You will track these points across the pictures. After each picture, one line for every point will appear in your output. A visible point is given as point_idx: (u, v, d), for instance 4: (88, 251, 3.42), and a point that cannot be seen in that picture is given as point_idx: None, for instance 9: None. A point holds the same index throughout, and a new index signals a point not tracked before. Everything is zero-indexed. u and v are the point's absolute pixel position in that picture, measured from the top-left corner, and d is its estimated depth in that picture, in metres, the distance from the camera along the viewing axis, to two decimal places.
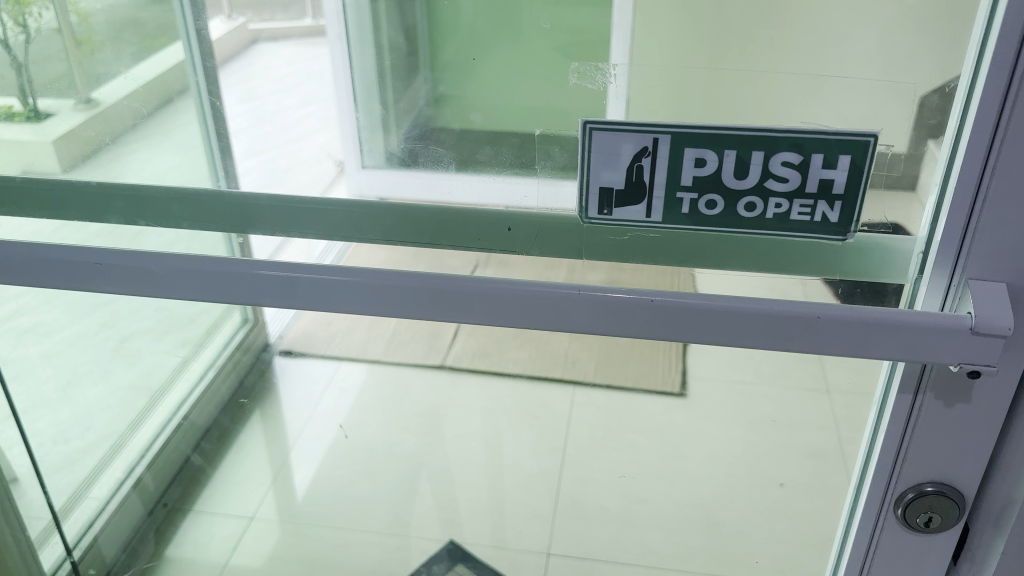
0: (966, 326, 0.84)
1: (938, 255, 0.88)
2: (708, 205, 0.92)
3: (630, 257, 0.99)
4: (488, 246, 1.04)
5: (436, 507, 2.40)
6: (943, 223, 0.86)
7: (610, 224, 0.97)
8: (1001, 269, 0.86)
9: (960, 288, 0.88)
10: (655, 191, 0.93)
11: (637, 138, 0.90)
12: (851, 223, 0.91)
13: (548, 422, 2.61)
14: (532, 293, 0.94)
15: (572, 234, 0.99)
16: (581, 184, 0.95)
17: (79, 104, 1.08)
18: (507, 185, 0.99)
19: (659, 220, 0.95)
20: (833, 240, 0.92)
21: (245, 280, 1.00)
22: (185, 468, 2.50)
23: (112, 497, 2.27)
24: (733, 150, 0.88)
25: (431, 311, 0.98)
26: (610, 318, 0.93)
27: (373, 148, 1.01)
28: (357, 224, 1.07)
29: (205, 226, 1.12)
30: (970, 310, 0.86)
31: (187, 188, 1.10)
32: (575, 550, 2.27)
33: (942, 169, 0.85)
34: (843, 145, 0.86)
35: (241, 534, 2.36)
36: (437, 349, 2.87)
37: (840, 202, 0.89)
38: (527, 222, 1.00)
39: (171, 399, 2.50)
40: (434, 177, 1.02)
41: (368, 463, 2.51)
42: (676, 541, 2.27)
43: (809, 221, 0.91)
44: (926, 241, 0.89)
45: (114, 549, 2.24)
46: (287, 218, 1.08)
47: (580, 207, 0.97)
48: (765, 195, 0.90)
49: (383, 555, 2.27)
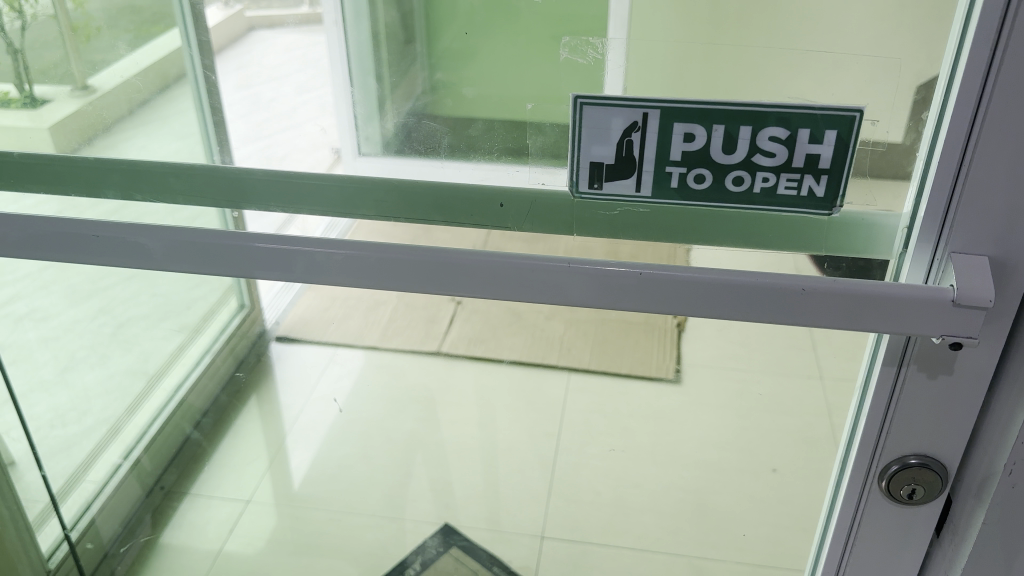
0: (948, 300, 0.86)
1: (921, 229, 0.90)
2: (697, 179, 0.93)
3: (619, 231, 1.00)
4: (480, 220, 1.05)
5: (432, 491, 2.43)
6: (926, 198, 0.88)
7: (601, 198, 0.98)
8: (982, 242, 0.88)
9: (944, 262, 0.90)
10: (644, 165, 0.94)
11: (627, 113, 0.91)
12: (837, 198, 0.91)
13: (543, 407, 2.62)
14: (524, 267, 0.95)
15: (563, 209, 1.00)
16: (573, 159, 0.96)
17: (76, 90, 1.09)
18: (498, 169, 1.01)
19: (649, 195, 0.96)
20: (819, 215, 0.93)
21: (241, 253, 1.02)
22: (185, 446, 2.49)
23: (111, 480, 2.29)
24: (721, 125, 0.89)
25: (423, 285, 0.99)
26: (600, 290, 0.95)
27: (371, 136, 1.03)
28: (352, 199, 1.08)
29: (200, 200, 1.14)
30: (952, 283, 0.88)
31: (183, 163, 1.11)
32: (569, 534, 2.32)
33: (926, 144, 0.87)
34: (829, 120, 0.87)
35: (237, 519, 2.43)
36: (433, 334, 2.73)
37: (826, 176, 0.90)
38: (519, 199, 1.02)
39: (170, 382, 2.45)
40: (426, 164, 1.03)
41: (365, 447, 2.52)
42: (669, 526, 2.31)
43: (795, 194, 0.92)
44: (910, 216, 0.91)
45: (113, 527, 2.30)
46: (282, 191, 1.10)
47: (571, 181, 0.98)
48: (753, 169, 0.91)
49: (378, 537, 2.35)
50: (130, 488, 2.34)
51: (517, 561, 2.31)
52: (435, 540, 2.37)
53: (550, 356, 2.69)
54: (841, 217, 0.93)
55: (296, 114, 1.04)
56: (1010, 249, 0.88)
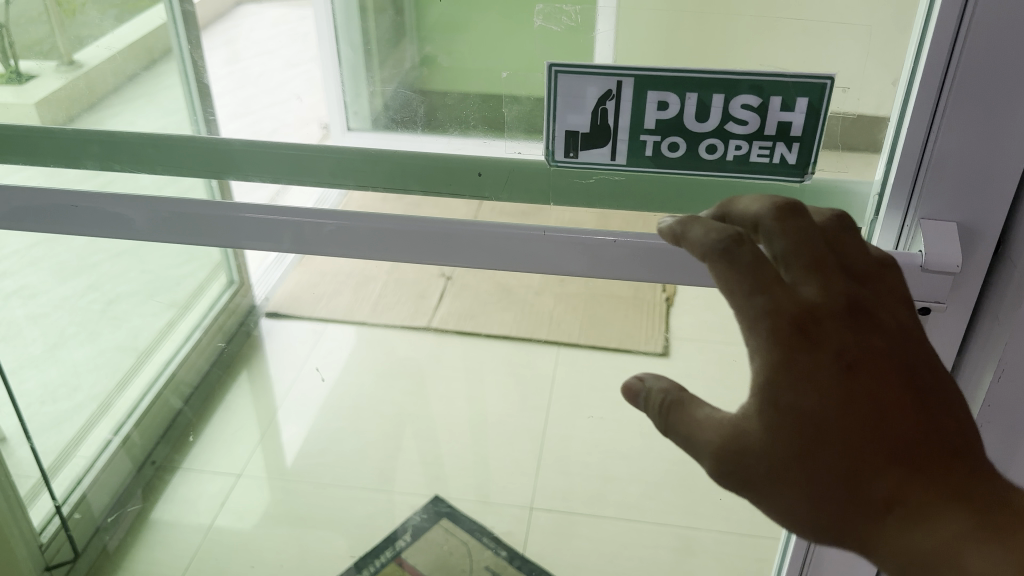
0: (915, 264, 0.87)
1: (891, 196, 0.91)
2: (671, 147, 0.93)
3: (596, 200, 1.01)
4: (457, 191, 1.06)
5: (422, 464, 2.43)
6: (897, 165, 0.89)
7: (576, 166, 0.99)
8: (951, 208, 0.89)
9: (913, 229, 0.92)
10: (619, 134, 0.94)
11: (601, 82, 0.91)
12: (809, 165, 0.92)
13: (531, 380, 2.65)
14: (503, 234, 0.96)
15: (540, 178, 1.01)
16: (550, 129, 0.96)
17: (61, 66, 1.10)
18: (479, 143, 1.02)
19: (624, 163, 0.96)
20: (792, 181, 0.93)
21: (230, 222, 1.02)
22: (178, 420, 2.52)
23: (101, 455, 2.31)
24: (694, 93, 0.89)
25: (406, 253, 1.00)
26: (578, 255, 0.96)
27: (359, 110, 1.03)
28: (331, 170, 1.08)
29: (181, 170, 1.13)
30: (920, 249, 0.90)
31: (165, 134, 1.10)
32: (558, 504, 2.31)
33: (896, 111, 0.88)
34: (800, 87, 0.87)
35: (229, 492, 2.37)
36: (423, 311, 2.94)
37: (798, 144, 0.90)
38: (496, 169, 1.02)
39: (160, 357, 2.54)
40: (415, 139, 1.04)
41: (356, 421, 2.52)
42: (658, 494, 2.31)
43: (768, 162, 0.92)
44: (881, 183, 0.92)
45: (101, 504, 2.27)
46: (259, 160, 1.09)
47: (547, 150, 0.98)
48: (725, 137, 0.91)
49: (370, 510, 2.31)
50: (121, 462, 2.35)
51: (503, 528, 2.27)
52: (420, 517, 2.31)
53: (540, 326, 2.85)
54: (813, 185, 0.94)
55: (281, 89, 1.04)
56: (978, 217, 0.89)
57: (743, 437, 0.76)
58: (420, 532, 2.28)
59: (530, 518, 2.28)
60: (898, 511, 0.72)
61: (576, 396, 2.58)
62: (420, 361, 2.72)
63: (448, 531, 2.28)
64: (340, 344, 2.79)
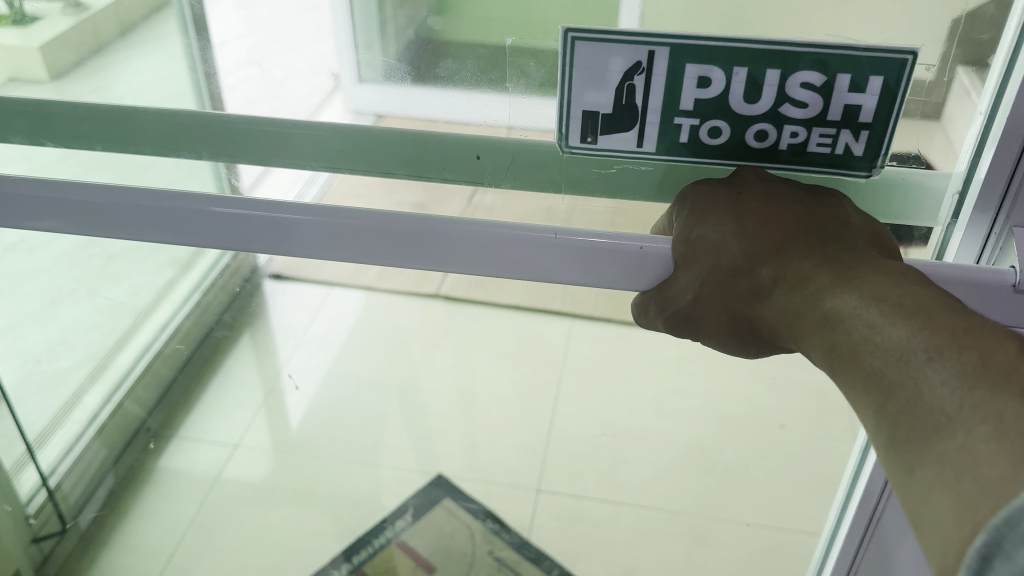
0: (1009, 283, 0.72)
1: (978, 197, 0.76)
2: (711, 133, 0.77)
3: (617, 190, 0.84)
4: (451, 176, 0.90)
5: (426, 440, 2.31)
6: (987, 160, 0.74)
7: (592, 153, 0.81)
8: None
9: (1002, 239, 0.77)
10: (647, 115, 0.76)
11: (630, 51, 0.72)
12: (878, 155, 0.75)
13: (542, 355, 2.53)
14: (501, 234, 0.79)
15: (550, 166, 0.84)
16: (561, 111, 0.78)
17: (68, 8, 0.94)
18: (477, 100, 0.84)
19: (653, 152, 0.79)
20: (856, 176, 0.77)
21: (195, 217, 0.83)
22: (170, 393, 2.39)
23: (93, 422, 2.16)
24: (744, 68, 0.71)
25: (398, 257, 0.82)
26: (590, 264, 0.79)
27: (372, 60, 0.84)
28: (296, 150, 0.91)
29: (119, 147, 0.96)
30: (1014, 264, 0.75)
31: (120, 107, 0.92)
32: (565, 487, 2.17)
33: (989, 95, 0.72)
34: (876, 64, 0.69)
35: (226, 461, 2.26)
36: (432, 278, 2.80)
37: (867, 131, 0.74)
38: (498, 151, 0.85)
39: (154, 321, 2.41)
40: (445, 94, 0.84)
41: (359, 393, 2.41)
42: (674, 482, 2.18)
43: (831, 153, 0.76)
44: (965, 178, 0.77)
45: (88, 479, 2.11)
46: (216, 140, 0.92)
47: (560, 134, 0.80)
48: (779, 121, 0.74)
49: (372, 485, 2.20)
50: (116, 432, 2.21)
51: (508, 510, 2.14)
52: (410, 510, 2.15)
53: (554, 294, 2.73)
54: (881, 180, 0.78)
55: (293, 38, 0.85)
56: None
57: (672, 297, 0.79)
58: (410, 524, 2.11)
59: (538, 500, 2.15)
60: (837, 354, 0.68)
61: (590, 373, 2.46)
62: (427, 334, 2.60)
63: (438, 527, 2.11)
64: (345, 310, 2.68)
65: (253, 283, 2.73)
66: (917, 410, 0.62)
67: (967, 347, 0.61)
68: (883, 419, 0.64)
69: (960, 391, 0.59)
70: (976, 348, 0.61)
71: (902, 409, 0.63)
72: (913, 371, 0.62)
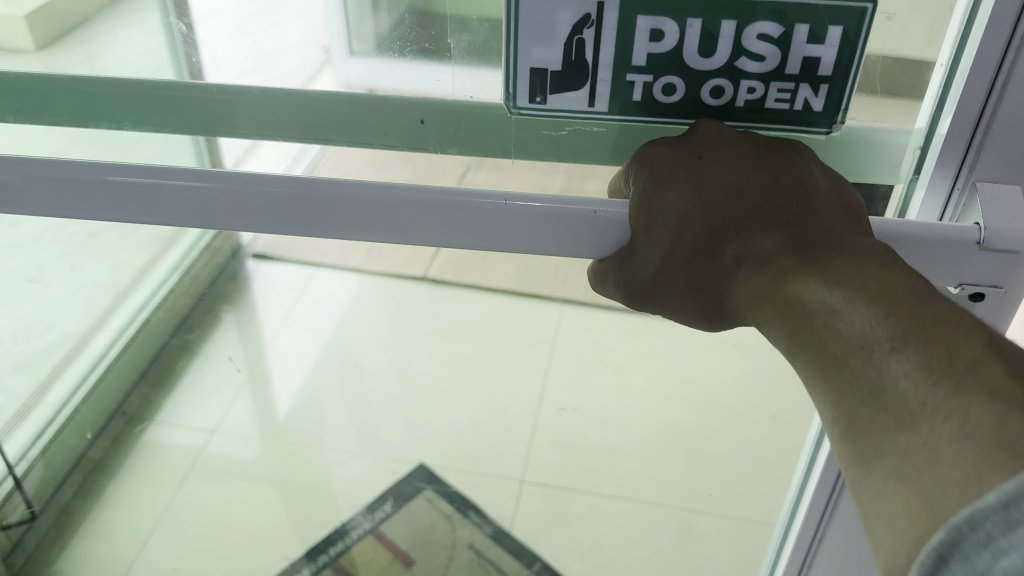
0: (974, 240, 0.71)
1: (938, 154, 0.74)
2: (666, 89, 0.74)
3: (568, 152, 0.81)
4: (393, 142, 0.86)
5: (410, 427, 2.24)
6: (949, 115, 0.72)
7: (542, 114, 0.78)
8: (1014, 167, 0.74)
9: (965, 193, 0.76)
10: (599, 71, 0.73)
11: (577, 4, 0.68)
12: (838, 111, 0.74)
13: (529, 337, 2.51)
14: (452, 201, 0.77)
15: (498, 129, 0.81)
16: (507, 70, 0.74)
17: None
18: (421, 69, 0.81)
19: (606, 112, 0.76)
20: (816, 133, 0.75)
21: (149, 191, 0.80)
22: (151, 368, 2.37)
23: (69, 402, 2.14)
24: (699, 19, 0.68)
25: (349, 228, 0.81)
26: (544, 230, 0.78)
27: (363, 34, 0.82)
28: (229, 116, 0.86)
29: (36, 119, 0.90)
30: (979, 220, 0.74)
31: (39, 75, 0.86)
32: (550, 479, 2.12)
33: (951, 47, 0.70)
34: (834, 14, 0.67)
35: (205, 444, 2.20)
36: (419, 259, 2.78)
37: (826, 86, 0.72)
38: (440, 113, 0.82)
39: (135, 300, 2.40)
40: (427, 68, 0.81)
41: (344, 378, 2.37)
42: (661, 472, 2.14)
43: (788, 110, 0.74)
44: (925, 133, 0.76)
45: (61, 463, 2.07)
46: (139, 108, 0.86)
47: (506, 94, 0.76)
48: (736, 77, 0.72)
49: (355, 474, 2.14)
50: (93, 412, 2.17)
51: (489, 502, 2.08)
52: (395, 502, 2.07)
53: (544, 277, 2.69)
54: (842, 139, 0.76)
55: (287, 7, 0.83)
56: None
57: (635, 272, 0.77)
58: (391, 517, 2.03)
59: (521, 492, 2.10)
60: (799, 337, 0.66)
61: (578, 359, 2.44)
62: (414, 316, 2.58)
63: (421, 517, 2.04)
64: (329, 292, 2.65)
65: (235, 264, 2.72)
66: (878, 403, 0.60)
67: (934, 339, 0.58)
68: (843, 408, 0.62)
69: (922, 385, 0.57)
70: (941, 342, 0.58)
71: (864, 402, 0.61)
72: (876, 362, 0.60)
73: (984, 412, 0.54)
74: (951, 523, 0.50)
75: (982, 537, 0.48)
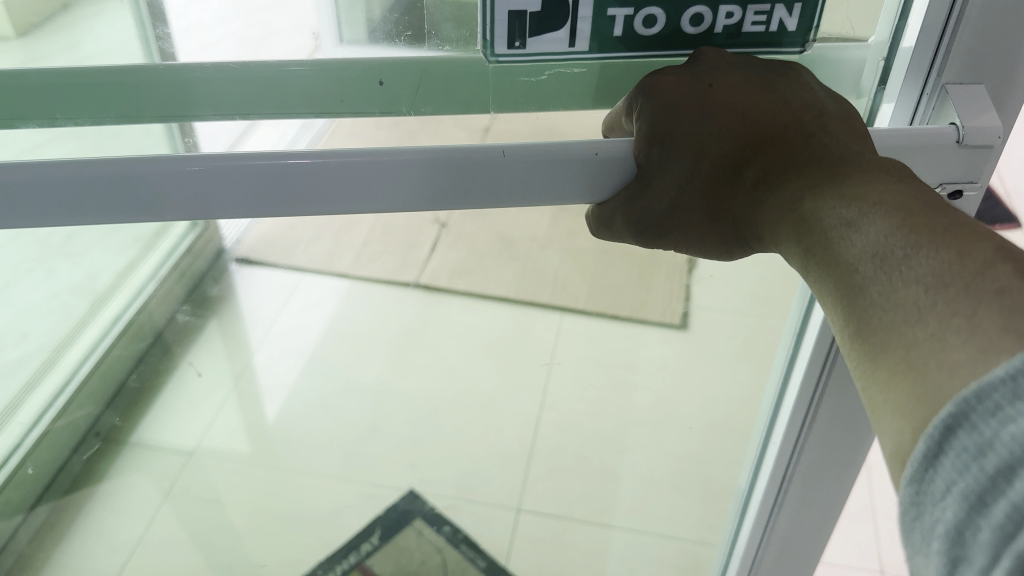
0: (953, 141, 0.75)
1: (903, 67, 0.78)
2: (646, 21, 0.75)
3: (545, 99, 0.83)
4: (359, 106, 0.85)
5: (399, 451, 2.17)
6: (917, 23, 0.75)
7: (521, 59, 0.77)
8: (981, 67, 0.77)
9: (937, 101, 0.79)
10: (579, 8, 0.73)
11: None
12: (810, 32, 0.77)
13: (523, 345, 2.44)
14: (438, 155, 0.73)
15: (472, 82, 0.82)
16: (485, 14, 0.73)
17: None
18: (398, 53, 0.82)
19: (585, 51, 0.77)
20: (789, 54, 0.78)
21: (88, 186, 0.71)
22: (122, 391, 2.26)
23: (33, 429, 2.01)
24: None
25: (323, 200, 0.74)
26: (541, 175, 0.75)
27: (352, 20, 0.81)
28: (187, 99, 0.82)
29: None
30: (953, 121, 0.77)
31: None
32: (548, 506, 2.04)
33: None
34: None
35: (180, 471, 2.13)
36: (412, 264, 2.72)
37: (800, 5, 0.75)
38: (407, 71, 0.82)
39: (110, 309, 2.36)
40: (414, 52, 0.81)
41: (331, 395, 2.31)
42: (665, 500, 2.02)
43: (765, 31, 0.77)
44: (889, 47, 0.79)
45: (33, 481, 2.00)
46: (72, 100, 0.81)
47: (484, 42, 0.76)
48: (715, 2, 0.74)
49: (336, 504, 2.06)
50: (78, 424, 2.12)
51: (486, 534, 2.00)
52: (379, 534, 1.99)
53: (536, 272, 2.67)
54: (815, 56, 0.79)
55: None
56: (1000, 77, 0.78)
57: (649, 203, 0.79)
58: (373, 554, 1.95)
59: (516, 521, 2.02)
60: (812, 251, 0.68)
61: (582, 374, 2.34)
62: (406, 325, 2.52)
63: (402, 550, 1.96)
64: (319, 296, 2.63)
65: (221, 266, 2.72)
66: (885, 308, 0.60)
67: (947, 242, 0.59)
68: (853, 315, 0.63)
69: (930, 285, 0.58)
70: (953, 246, 0.58)
71: (871, 308, 0.62)
72: (887, 268, 0.61)
73: (991, 311, 0.54)
74: (960, 395, 0.50)
75: (988, 406, 0.49)
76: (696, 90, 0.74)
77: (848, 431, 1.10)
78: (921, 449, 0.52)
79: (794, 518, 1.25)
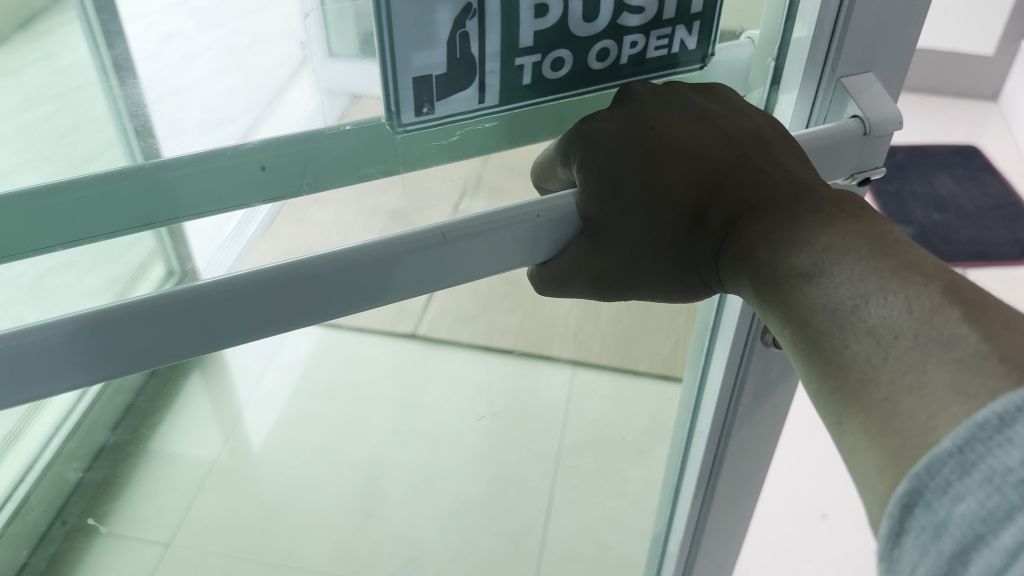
0: (860, 133, 0.71)
1: (799, 68, 0.73)
2: (554, 65, 0.67)
3: (458, 152, 0.72)
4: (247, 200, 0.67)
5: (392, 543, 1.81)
6: (811, 22, 0.69)
7: (430, 125, 0.66)
8: (868, 55, 0.72)
9: (829, 92, 0.74)
10: (487, 63, 0.64)
11: None
12: (709, 47, 0.72)
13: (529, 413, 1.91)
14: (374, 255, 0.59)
15: (383, 153, 0.68)
16: (382, 78, 0.62)
17: None
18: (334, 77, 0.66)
19: (495, 104, 0.68)
20: (691, 71, 0.73)
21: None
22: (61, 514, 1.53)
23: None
24: None
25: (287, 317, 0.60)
26: (494, 252, 0.63)
27: (344, 32, 0.63)
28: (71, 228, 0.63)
29: None
30: (852, 111, 0.73)
31: None
32: None
33: None
34: None
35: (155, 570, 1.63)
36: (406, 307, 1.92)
37: (698, 23, 0.69)
38: (284, 151, 0.65)
39: None
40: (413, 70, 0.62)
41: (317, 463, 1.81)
42: None
43: (667, 55, 0.71)
44: (779, 45, 0.74)
45: None
46: None
47: (388, 112, 0.64)
48: (620, 34, 0.67)
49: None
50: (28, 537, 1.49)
51: None
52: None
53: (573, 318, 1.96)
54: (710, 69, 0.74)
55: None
56: (887, 67, 0.74)
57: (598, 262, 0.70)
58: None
59: None
60: (773, 307, 0.62)
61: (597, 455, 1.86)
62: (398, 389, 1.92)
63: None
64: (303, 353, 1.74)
65: None
66: (846, 366, 0.56)
67: (903, 282, 0.55)
68: (815, 375, 0.59)
69: (886, 338, 0.53)
70: (909, 287, 0.54)
71: (833, 368, 0.57)
72: (845, 321, 0.56)
73: (942, 362, 0.50)
74: (913, 471, 0.48)
75: (939, 483, 0.47)
76: (641, 139, 0.64)
77: (785, 386, 1.00)
78: (884, 527, 0.50)
79: (734, 492, 1.14)
